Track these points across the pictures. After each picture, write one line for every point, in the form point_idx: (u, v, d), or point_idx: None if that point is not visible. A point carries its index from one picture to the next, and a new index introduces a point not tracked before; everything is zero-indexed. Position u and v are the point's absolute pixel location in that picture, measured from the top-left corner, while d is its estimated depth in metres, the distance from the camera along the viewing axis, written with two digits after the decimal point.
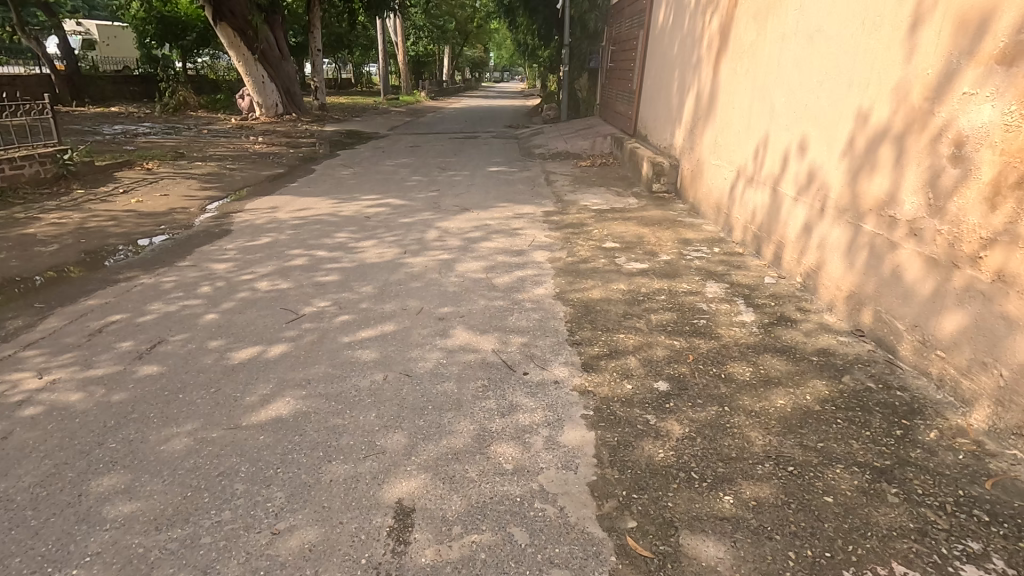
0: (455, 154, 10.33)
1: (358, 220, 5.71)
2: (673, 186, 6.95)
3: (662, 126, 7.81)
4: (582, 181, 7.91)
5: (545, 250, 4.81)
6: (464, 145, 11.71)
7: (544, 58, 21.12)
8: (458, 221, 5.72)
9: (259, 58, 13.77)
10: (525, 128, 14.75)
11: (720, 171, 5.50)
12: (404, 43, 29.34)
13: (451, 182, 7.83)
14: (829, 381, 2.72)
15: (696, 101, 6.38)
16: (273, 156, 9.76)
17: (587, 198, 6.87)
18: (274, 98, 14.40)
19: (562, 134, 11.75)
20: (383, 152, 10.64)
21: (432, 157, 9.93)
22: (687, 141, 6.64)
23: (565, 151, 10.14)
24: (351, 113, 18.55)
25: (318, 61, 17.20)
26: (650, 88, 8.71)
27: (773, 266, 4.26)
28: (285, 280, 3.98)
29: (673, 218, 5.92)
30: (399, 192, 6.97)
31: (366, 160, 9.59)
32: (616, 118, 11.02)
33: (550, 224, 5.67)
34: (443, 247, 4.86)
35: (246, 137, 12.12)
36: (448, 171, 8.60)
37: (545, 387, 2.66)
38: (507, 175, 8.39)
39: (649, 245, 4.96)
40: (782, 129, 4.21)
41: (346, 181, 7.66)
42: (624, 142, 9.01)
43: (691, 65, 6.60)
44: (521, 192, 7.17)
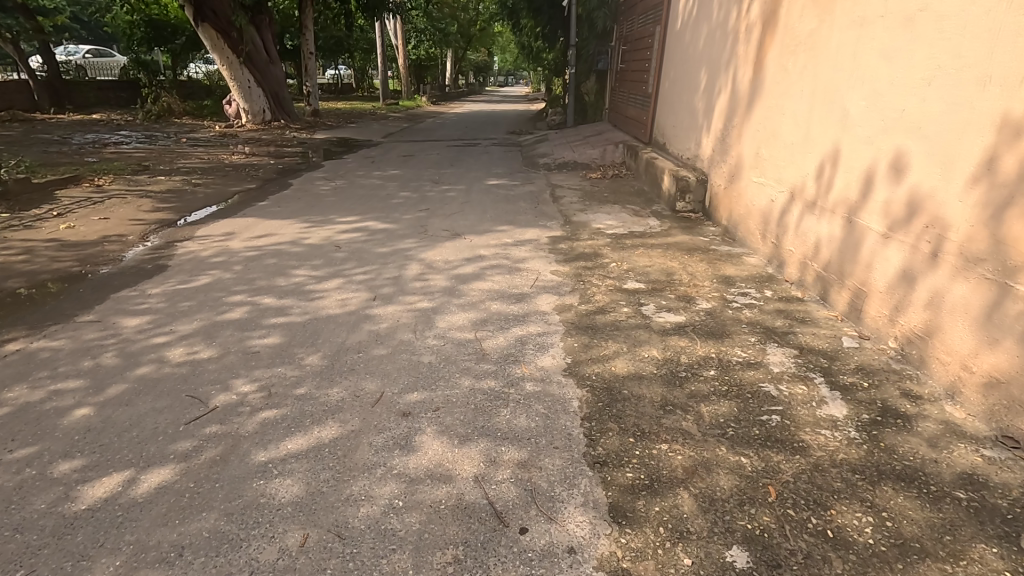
0: (452, 165, 9.37)
1: (327, 250, 4.75)
2: (701, 204, 5.96)
3: (684, 134, 6.80)
4: (593, 197, 6.92)
5: (551, 293, 3.83)
6: (462, 155, 10.75)
7: (549, 61, 20.14)
8: (447, 250, 4.75)
9: (244, 61, 12.90)
10: (529, 134, 13.79)
11: (764, 191, 4.50)
12: (405, 47, 28.46)
13: (444, 198, 6.87)
14: (1006, 553, 1.72)
15: (729, 105, 5.39)
16: (250, 168, 8.84)
17: (600, 219, 5.88)
18: (261, 103, 13.52)
19: (569, 141, 10.78)
20: (373, 162, 9.70)
21: (425, 168, 8.97)
22: (717, 152, 5.65)
23: (573, 160, 9.16)
24: (347, 119, 17.68)
25: (311, 64, 16.32)
26: (669, 91, 7.73)
27: (850, 321, 3.26)
28: (208, 345, 3.01)
29: (705, 245, 4.92)
30: (382, 212, 6.02)
31: (352, 171, 8.65)
32: (628, 124, 10.04)
33: (558, 254, 4.70)
34: (424, 289, 3.89)
35: (227, 146, 11.23)
36: (442, 184, 7.64)
37: (552, 568, 1.66)
38: (508, 190, 7.42)
39: (682, 285, 3.96)
40: (861, 140, 3.22)
41: (324, 199, 6.71)
42: (639, 152, 8.02)
43: (722, 62, 5.61)
44: (524, 211, 6.19)
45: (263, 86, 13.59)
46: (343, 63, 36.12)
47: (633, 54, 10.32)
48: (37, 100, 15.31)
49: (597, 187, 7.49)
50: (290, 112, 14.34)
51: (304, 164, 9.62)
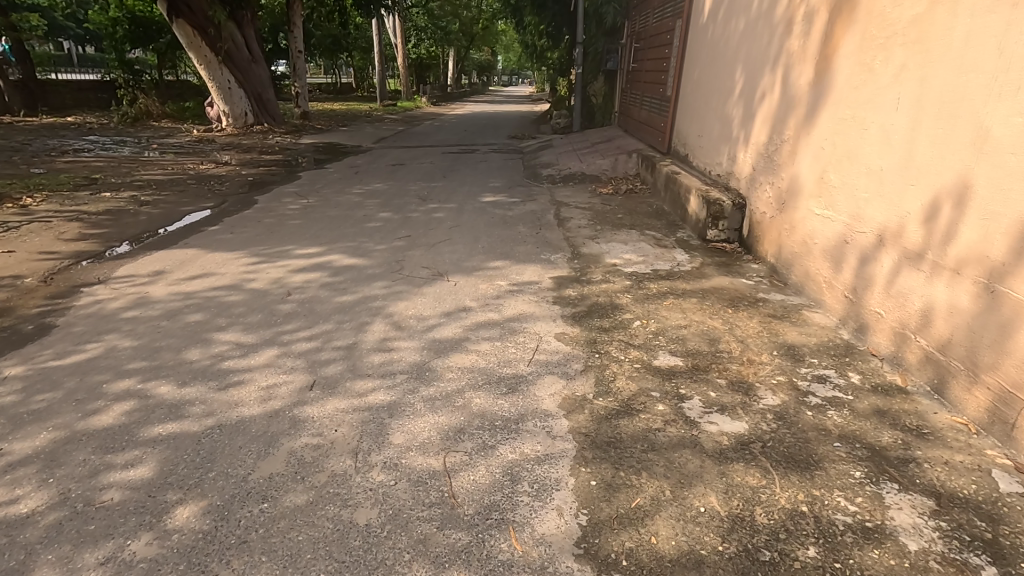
0: (444, 176, 8.36)
1: (272, 298, 3.76)
2: (737, 232, 4.93)
3: (713, 146, 5.76)
4: (605, 219, 5.90)
5: (555, 373, 2.83)
6: (457, 164, 9.74)
7: (554, 60, 19.03)
8: (424, 300, 3.74)
9: (224, 60, 11.93)
10: (532, 139, 12.80)
11: (832, 227, 3.49)
12: (404, 46, 27.42)
13: (431, 220, 5.87)
14: None
15: (776, 114, 4.36)
16: (216, 180, 7.87)
17: (615, 250, 4.86)
18: (243, 106, 12.55)
19: (575, 149, 9.78)
20: (357, 173, 8.70)
21: (414, 181, 7.97)
22: (759, 170, 4.62)
23: (581, 171, 8.13)
24: (340, 122, 16.73)
25: (300, 63, 15.33)
26: (692, 94, 6.69)
27: (995, 437, 2.24)
28: (39, 486, 2.01)
29: (750, 292, 3.90)
30: (354, 241, 5.03)
31: (331, 185, 7.66)
32: (641, 129, 9.02)
33: (565, 305, 3.69)
34: (384, 366, 2.88)
35: (201, 153, 10.27)
36: (430, 202, 6.65)
37: None
38: (506, 208, 6.41)
39: (732, 361, 2.93)
40: (1017, 173, 2.19)
41: (289, 221, 5.73)
42: (658, 163, 6.98)
43: (767, 60, 4.57)
44: (523, 239, 5.19)
45: (246, 87, 12.61)
46: (342, 62, 35.08)
47: (647, 52, 9.25)
48: (8, 101, 14.41)
49: (610, 206, 6.47)
50: (275, 115, 13.36)
51: (280, 175, 8.63)
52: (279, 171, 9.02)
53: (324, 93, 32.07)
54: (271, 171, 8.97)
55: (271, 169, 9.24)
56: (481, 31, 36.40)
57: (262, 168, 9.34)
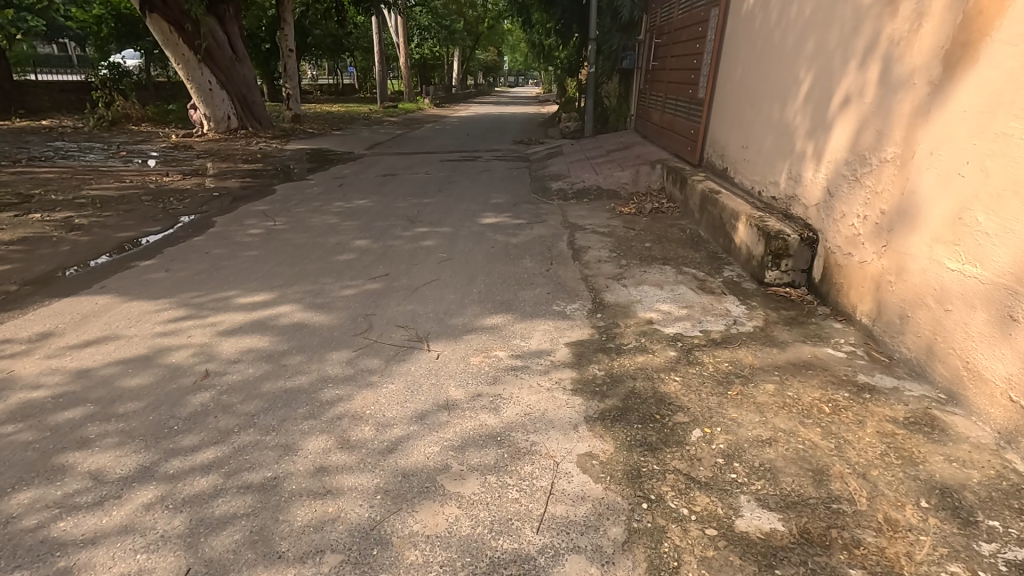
0: (440, 191, 7.31)
1: (180, 378, 2.71)
2: (804, 275, 3.84)
3: (765, 160, 4.68)
4: (629, 250, 4.82)
5: (582, 549, 1.76)
6: (456, 175, 8.69)
7: (563, 60, 17.97)
8: (392, 386, 2.69)
9: (203, 59, 10.93)
10: (539, 145, 11.75)
11: (980, 291, 2.40)
12: (407, 46, 26.41)
13: (417, 250, 4.83)
14: None
15: (867, 123, 3.28)
16: (177, 195, 6.85)
17: (649, 298, 3.78)
18: (225, 108, 11.56)
19: (588, 157, 8.71)
20: (342, 186, 7.66)
21: (404, 197, 6.93)
22: (835, 197, 3.55)
23: (596, 185, 7.05)
24: (334, 125, 15.73)
25: (292, 62, 14.31)
26: (731, 97, 5.61)
27: None
28: None
29: (845, 373, 2.81)
30: (316, 284, 3.98)
31: (308, 202, 6.63)
32: (664, 136, 7.95)
33: (589, 396, 2.61)
34: (310, 531, 1.82)
35: (172, 162, 9.27)
36: (418, 225, 5.60)
37: None
38: (509, 233, 5.35)
39: (861, 524, 1.85)
40: None
41: (244, 252, 4.70)
42: (689, 179, 5.90)
43: (849, 53, 3.48)
44: (530, 280, 4.12)
45: (229, 87, 11.61)
46: (344, 63, 34.08)
47: (671, 48, 8.15)
48: None
49: (633, 231, 5.39)
50: (261, 118, 12.36)
51: (254, 188, 7.60)
52: (254, 183, 7.99)
53: (325, 95, 31.10)
54: (245, 184, 7.96)
55: (246, 181, 8.22)
56: (487, 30, 35.35)
57: (236, 179, 8.31)
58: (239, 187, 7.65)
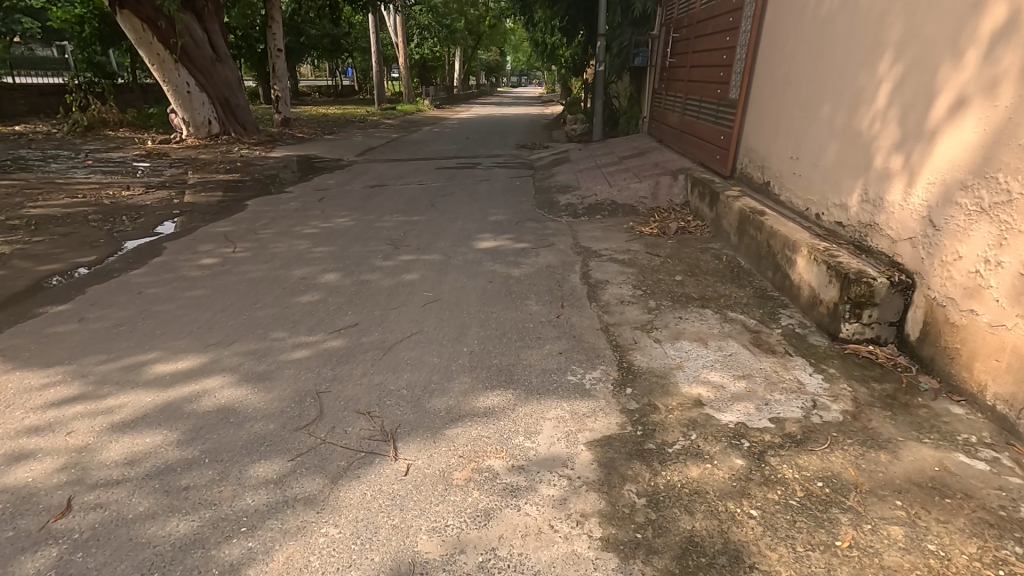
0: (433, 206, 6.43)
1: (21, 522, 1.83)
2: (893, 329, 2.95)
3: (826, 177, 3.78)
4: (657, 287, 3.93)
5: None
6: (451, 186, 7.80)
7: (568, 58, 17.03)
8: (332, 533, 1.81)
9: (180, 59, 10.11)
10: (543, 149, 10.87)
11: None
12: (406, 45, 25.53)
13: (398, 288, 3.96)
14: None
15: (999, 134, 2.38)
16: (132, 213, 5.98)
17: (692, 363, 2.89)
18: (205, 112, 10.74)
19: (599, 165, 7.84)
20: (323, 200, 6.80)
21: (390, 214, 6.06)
22: (944, 233, 2.65)
23: (610, 199, 6.16)
24: (327, 129, 14.89)
25: (280, 62, 13.45)
26: (774, 98, 4.71)
27: None
28: None
29: (1004, 505, 1.91)
30: (261, 341, 3.12)
31: (280, 221, 5.77)
32: (685, 142, 7.06)
33: (626, 555, 1.73)
34: None
35: (141, 172, 8.42)
36: (403, 252, 4.73)
37: None
38: (510, 263, 4.47)
39: None
40: None
41: (186, 292, 3.84)
42: (723, 195, 5.01)
43: (965, 40, 2.59)
44: (536, 332, 3.25)
45: (209, 90, 10.78)
46: (343, 64, 33.25)
47: (692, 42, 7.24)
48: None
49: (659, 260, 4.50)
50: (245, 123, 11.54)
51: (224, 203, 6.76)
52: (226, 197, 7.14)
53: (322, 96, 30.27)
54: (216, 197, 7.10)
55: (218, 194, 7.38)
56: (488, 29, 34.44)
57: (207, 192, 7.46)
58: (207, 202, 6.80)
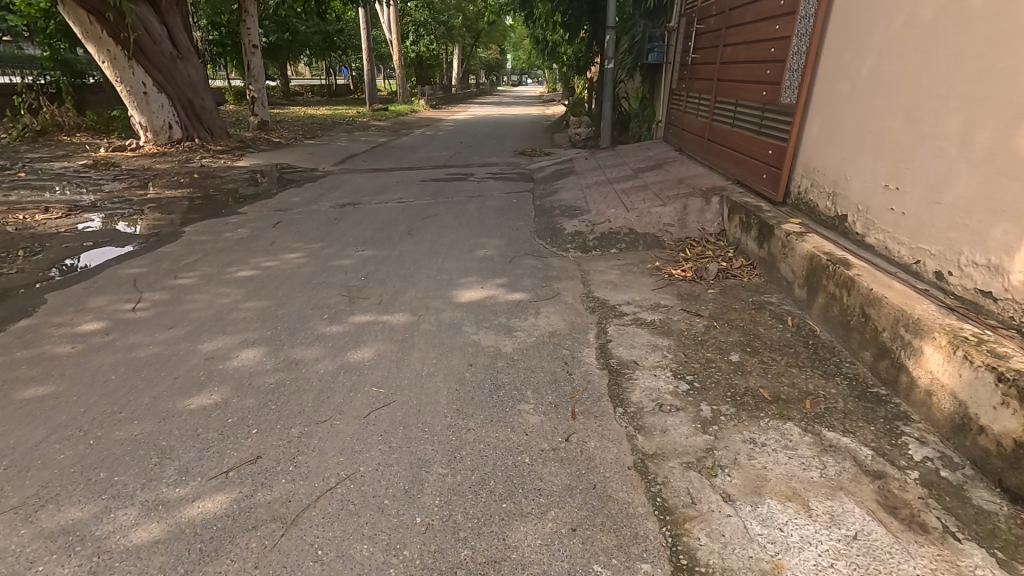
0: (410, 234, 5.26)
1: None
2: None
3: (958, 223, 2.59)
4: (709, 376, 2.75)
5: None
6: (436, 204, 6.62)
7: (572, 56, 15.80)
8: None
9: (132, 56, 8.92)
10: (544, 157, 9.69)
11: None
12: (401, 43, 24.32)
13: (337, 376, 2.78)
14: None
15: None
16: (32, 246, 4.80)
17: (797, 559, 1.71)
18: (165, 116, 9.57)
19: (610, 179, 6.66)
20: (279, 224, 5.64)
21: (355, 246, 4.89)
22: None
23: (629, 227, 4.97)
24: (310, 133, 13.71)
25: (256, 60, 12.25)
26: (853, 101, 3.51)
27: None
28: None
29: None
30: (90, 504, 1.93)
31: (215, 257, 4.60)
32: (716, 154, 5.88)
33: None
34: None
35: (77, 187, 7.26)
36: (357, 310, 3.56)
37: None
38: (500, 328, 3.29)
39: None
40: None
41: (30, 387, 2.67)
42: (782, 231, 3.83)
43: None
44: (533, 478, 2.07)
45: (170, 90, 9.60)
46: (337, 62, 32.01)
47: (722, 34, 6.04)
48: None
49: (702, 326, 3.32)
50: (212, 128, 10.36)
51: (158, 229, 5.58)
52: (166, 219, 5.98)
53: (314, 96, 29.07)
54: (152, 220, 5.95)
55: (158, 215, 6.22)
56: (487, 26, 33.20)
57: (144, 212, 6.29)
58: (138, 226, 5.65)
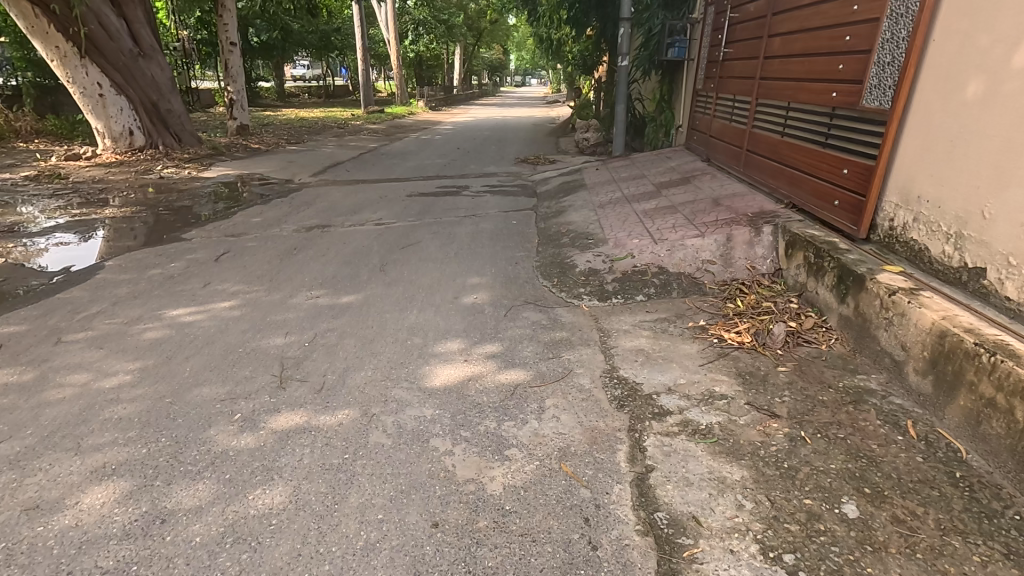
0: (383, 270, 4.22)
1: None
2: None
3: None
4: (821, 558, 1.68)
5: None
6: (421, 227, 5.58)
7: (578, 54, 14.67)
8: None
9: (84, 54, 7.90)
10: (549, 167, 8.64)
11: None
12: (399, 42, 23.22)
13: (218, 548, 1.73)
14: None
15: None
16: None
17: None
18: (124, 121, 8.54)
19: (628, 197, 5.61)
20: (224, 256, 4.60)
21: (310, 290, 3.84)
22: None
23: (659, 265, 3.91)
24: (296, 138, 12.69)
25: (234, 58, 11.24)
26: (994, 106, 2.47)
27: None
28: None
29: None
30: None
31: (124, 308, 3.55)
32: (760, 169, 4.82)
33: None
34: None
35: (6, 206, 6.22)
36: (285, 403, 2.51)
37: None
38: (485, 442, 2.25)
39: None
40: None
41: None
42: (882, 286, 2.76)
43: None
44: None
45: (130, 92, 8.56)
46: (335, 62, 30.98)
47: (766, 23, 4.97)
48: None
49: (783, 436, 2.27)
50: (179, 134, 9.33)
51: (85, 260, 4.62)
52: (95, 247, 4.98)
53: (310, 97, 28.07)
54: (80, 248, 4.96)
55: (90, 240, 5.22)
56: (489, 24, 32.18)
57: (75, 237, 5.30)
58: (86, 253, 4.83)
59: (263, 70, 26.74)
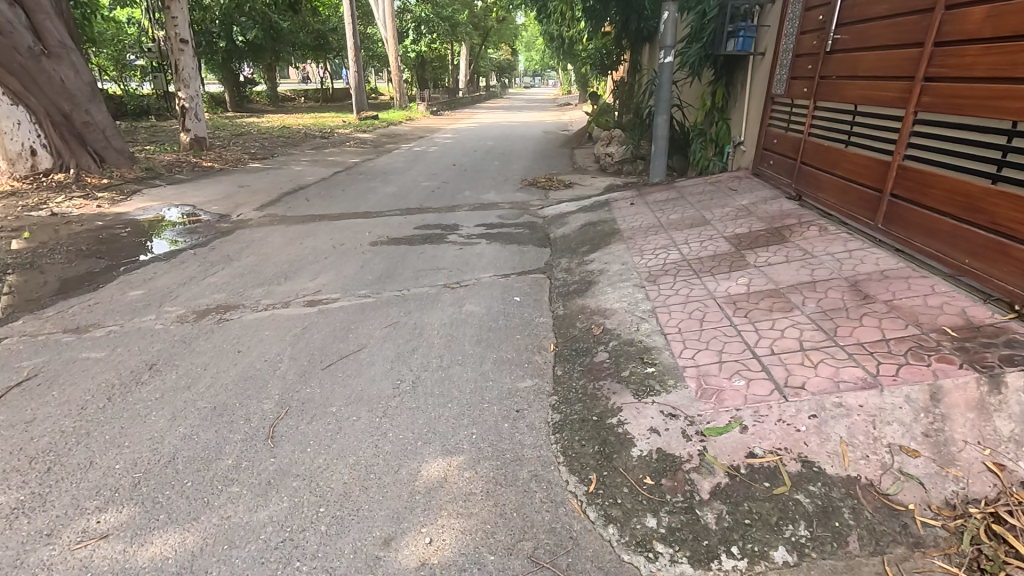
0: (271, 440, 2.29)
1: None
2: None
3: None
4: None
5: None
6: (374, 311, 3.64)
7: (594, 52, 12.71)
8: None
9: None
10: (565, 195, 6.69)
11: None
12: (396, 41, 21.36)
13: None
14: None
15: None
16: None
17: None
18: (22, 137, 6.67)
19: (693, 263, 3.65)
20: (19, 390, 2.68)
21: (102, 514, 1.91)
22: None
23: (805, 457, 1.94)
24: (265, 152, 10.84)
25: (186, 59, 9.41)
26: None
27: None
28: None
29: None
30: None
31: None
32: (937, 234, 2.85)
33: None
34: None
35: None
36: None
37: None
38: None
39: None
40: None
41: None
42: None
43: None
44: None
45: (32, 101, 6.74)
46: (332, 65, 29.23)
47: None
48: None
49: None
50: (100, 153, 7.52)
51: None
52: None
53: (306, 101, 26.31)
54: None
55: None
56: (496, 22, 30.25)
57: None
58: None
59: (253, 73, 24.99)
